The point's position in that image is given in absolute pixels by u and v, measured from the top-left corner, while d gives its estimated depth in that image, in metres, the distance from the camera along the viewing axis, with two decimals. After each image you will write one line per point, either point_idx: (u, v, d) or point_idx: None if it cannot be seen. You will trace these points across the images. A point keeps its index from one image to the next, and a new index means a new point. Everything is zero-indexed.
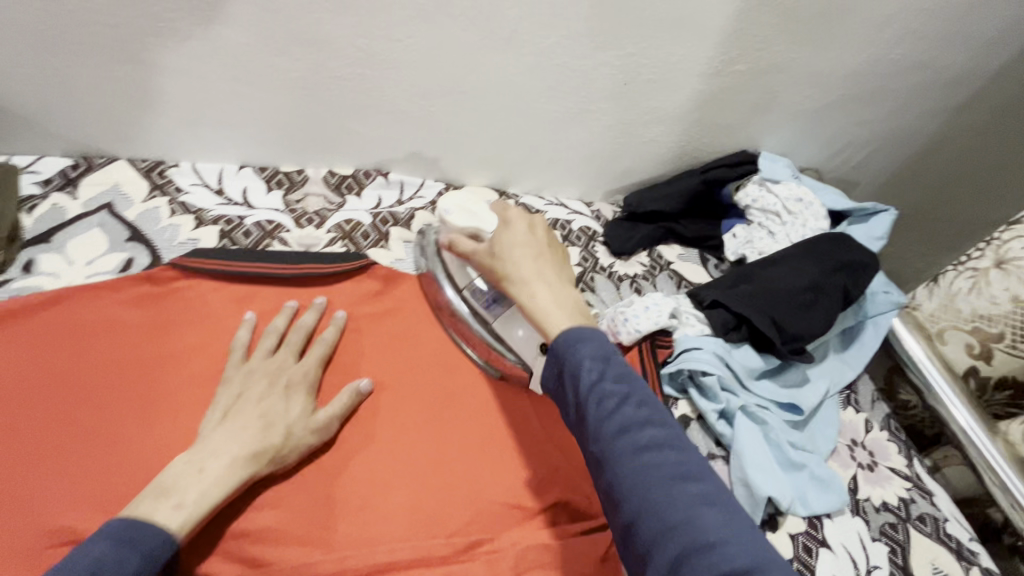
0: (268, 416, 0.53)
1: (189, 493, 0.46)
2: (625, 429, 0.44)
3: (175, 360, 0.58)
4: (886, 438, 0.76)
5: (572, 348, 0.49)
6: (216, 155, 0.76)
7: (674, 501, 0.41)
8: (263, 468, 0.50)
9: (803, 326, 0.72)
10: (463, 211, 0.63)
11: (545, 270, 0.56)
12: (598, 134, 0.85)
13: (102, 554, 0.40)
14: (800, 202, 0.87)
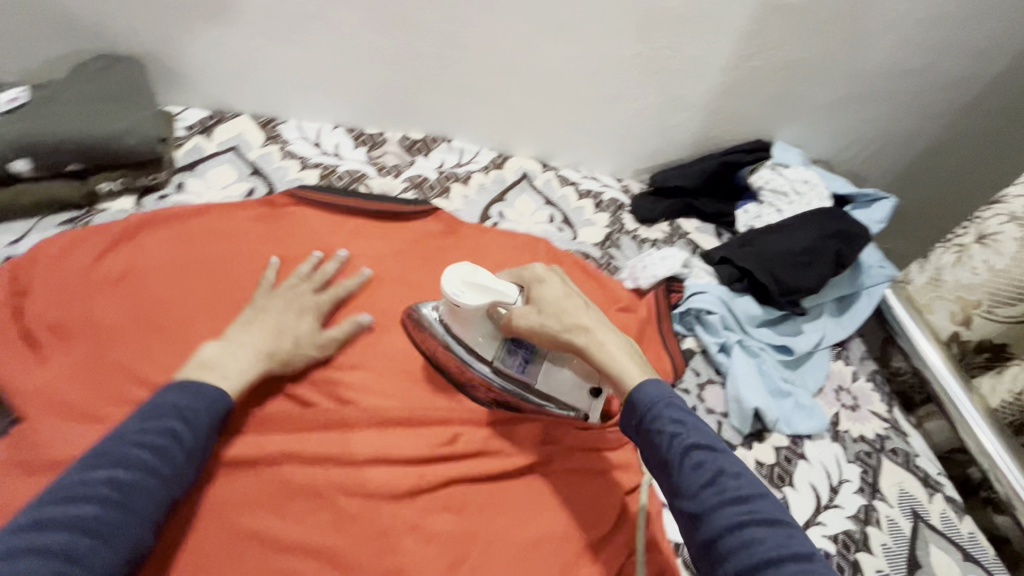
0: (281, 325, 0.64)
1: (230, 368, 0.57)
2: (728, 498, 0.47)
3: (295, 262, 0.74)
4: (870, 389, 0.87)
5: (654, 410, 0.52)
6: (317, 116, 0.94)
7: (777, 566, 0.43)
8: (275, 365, 0.61)
9: (798, 281, 0.84)
10: (473, 287, 0.60)
11: (598, 320, 0.60)
12: (631, 117, 1.00)
13: (179, 401, 0.52)
14: (807, 184, 0.99)
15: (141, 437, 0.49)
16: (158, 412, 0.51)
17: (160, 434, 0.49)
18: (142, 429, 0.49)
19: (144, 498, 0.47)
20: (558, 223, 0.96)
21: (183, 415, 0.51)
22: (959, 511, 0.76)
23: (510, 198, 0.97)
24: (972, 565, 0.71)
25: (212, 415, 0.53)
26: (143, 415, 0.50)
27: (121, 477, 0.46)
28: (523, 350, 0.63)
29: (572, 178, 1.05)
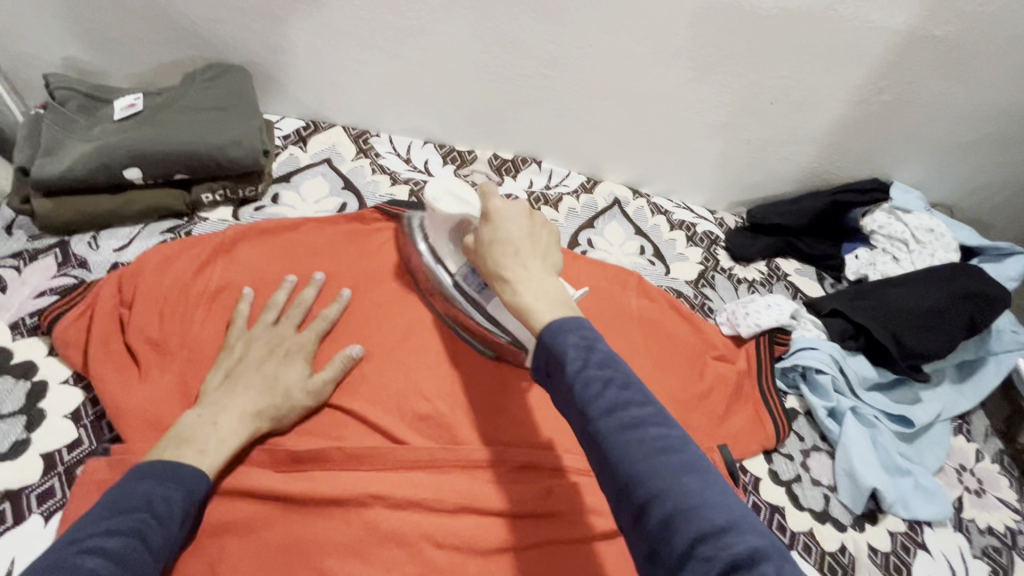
0: (265, 378, 0.57)
1: (209, 442, 0.51)
2: (616, 409, 0.40)
3: (388, 281, 0.72)
4: (998, 471, 0.77)
5: (556, 335, 0.44)
6: (409, 130, 0.93)
7: (658, 471, 0.37)
8: (263, 426, 0.56)
9: (922, 344, 0.76)
10: (452, 197, 0.62)
11: (529, 265, 0.52)
12: (736, 148, 0.93)
13: (148, 490, 0.45)
14: (931, 233, 0.90)
15: (101, 543, 0.41)
16: (121, 506, 0.44)
17: (126, 534, 0.42)
18: (102, 533, 0.42)
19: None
20: (649, 256, 0.90)
21: (153, 508, 0.45)
22: None
23: (600, 225, 0.92)
24: None
25: (185, 508, 0.47)
26: (105, 510, 0.43)
27: None
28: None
29: (663, 207, 0.99)
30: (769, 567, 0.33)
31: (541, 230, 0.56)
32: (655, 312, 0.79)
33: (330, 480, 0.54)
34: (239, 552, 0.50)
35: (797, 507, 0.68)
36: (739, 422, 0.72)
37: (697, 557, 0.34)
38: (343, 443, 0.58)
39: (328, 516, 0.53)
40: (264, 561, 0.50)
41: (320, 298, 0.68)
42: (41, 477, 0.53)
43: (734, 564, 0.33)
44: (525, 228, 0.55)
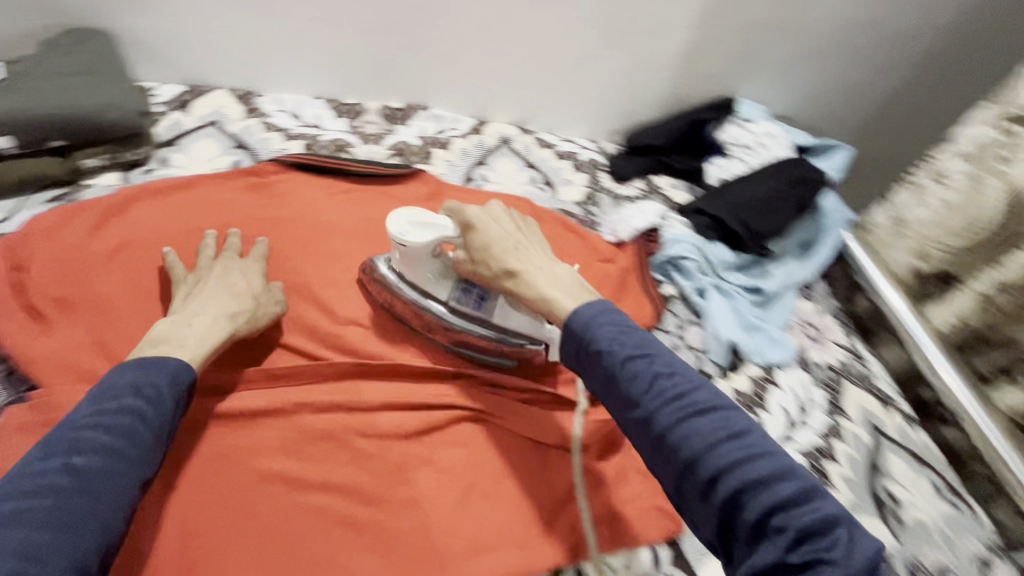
0: (232, 290, 0.63)
1: (188, 338, 0.56)
2: (669, 398, 0.47)
3: (293, 227, 0.76)
4: (834, 321, 0.95)
5: (589, 325, 0.52)
6: (296, 88, 0.95)
7: (722, 451, 0.44)
8: (240, 327, 0.61)
9: (766, 225, 0.91)
10: (417, 226, 0.63)
11: (536, 261, 0.60)
12: (604, 79, 1.03)
13: (135, 378, 0.50)
14: (769, 136, 1.06)
15: (100, 421, 0.47)
16: (113, 393, 0.49)
17: (123, 415, 0.48)
18: (99, 413, 0.47)
19: (113, 484, 0.45)
20: (539, 184, 1.00)
21: (142, 392, 0.50)
22: (912, 424, 0.84)
23: (492, 161, 1.00)
24: (923, 467, 0.79)
25: (175, 393, 0.52)
26: (96, 398, 0.48)
27: (87, 461, 0.44)
28: (477, 288, 0.65)
29: (549, 141, 1.08)
30: (841, 531, 0.40)
31: (522, 226, 0.64)
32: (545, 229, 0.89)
33: (252, 397, 0.60)
34: (175, 463, 0.55)
35: None
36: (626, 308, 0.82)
37: (772, 528, 0.41)
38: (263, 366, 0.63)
39: (256, 425, 0.59)
40: (199, 468, 0.55)
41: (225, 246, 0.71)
42: None
43: (807, 533, 0.40)
44: (512, 223, 0.63)
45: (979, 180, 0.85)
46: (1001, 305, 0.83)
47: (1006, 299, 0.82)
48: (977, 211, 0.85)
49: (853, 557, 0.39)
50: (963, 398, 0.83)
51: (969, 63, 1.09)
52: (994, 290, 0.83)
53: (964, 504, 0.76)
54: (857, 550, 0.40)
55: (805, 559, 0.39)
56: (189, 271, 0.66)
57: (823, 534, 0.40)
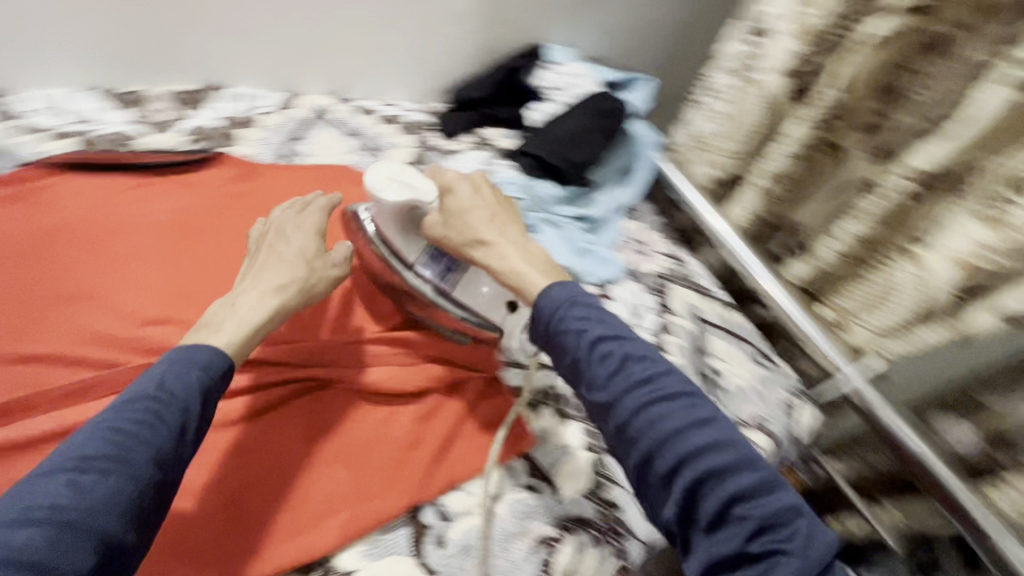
0: (287, 262, 0.66)
1: (226, 322, 0.59)
2: (635, 382, 0.50)
3: (75, 236, 0.70)
4: (658, 235, 1.05)
5: (558, 310, 0.54)
6: (62, 81, 0.87)
7: (688, 438, 0.47)
8: (286, 297, 0.63)
9: (581, 155, 0.97)
10: (395, 182, 0.62)
11: (510, 233, 0.63)
12: (409, 36, 1.03)
13: (168, 371, 0.51)
14: (578, 76, 1.13)
15: (125, 417, 0.48)
16: (144, 391, 0.50)
17: (142, 414, 0.48)
18: (126, 410, 0.48)
19: (113, 490, 0.44)
20: (361, 151, 0.98)
21: (163, 387, 0.50)
22: (728, 308, 0.95)
23: (308, 135, 0.97)
24: (739, 340, 0.90)
25: (202, 390, 0.52)
26: (125, 401, 0.49)
27: (98, 464, 0.44)
28: (445, 259, 0.65)
29: (370, 107, 1.07)
30: (797, 521, 0.45)
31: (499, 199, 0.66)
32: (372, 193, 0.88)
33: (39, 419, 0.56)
34: None
35: None
36: None
37: (733, 517, 0.45)
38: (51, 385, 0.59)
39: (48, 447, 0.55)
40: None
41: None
42: None
43: (765, 521, 0.45)
44: (494, 199, 0.65)
45: (743, 89, 0.93)
46: (773, 194, 0.94)
47: (778, 188, 0.93)
48: (746, 119, 0.93)
49: (809, 548, 0.44)
50: (759, 274, 0.97)
51: None
52: (770, 182, 0.94)
53: (772, 362, 0.89)
54: (812, 540, 0.45)
55: (762, 550, 0.44)
56: (257, 232, 0.70)
57: (781, 526, 0.45)
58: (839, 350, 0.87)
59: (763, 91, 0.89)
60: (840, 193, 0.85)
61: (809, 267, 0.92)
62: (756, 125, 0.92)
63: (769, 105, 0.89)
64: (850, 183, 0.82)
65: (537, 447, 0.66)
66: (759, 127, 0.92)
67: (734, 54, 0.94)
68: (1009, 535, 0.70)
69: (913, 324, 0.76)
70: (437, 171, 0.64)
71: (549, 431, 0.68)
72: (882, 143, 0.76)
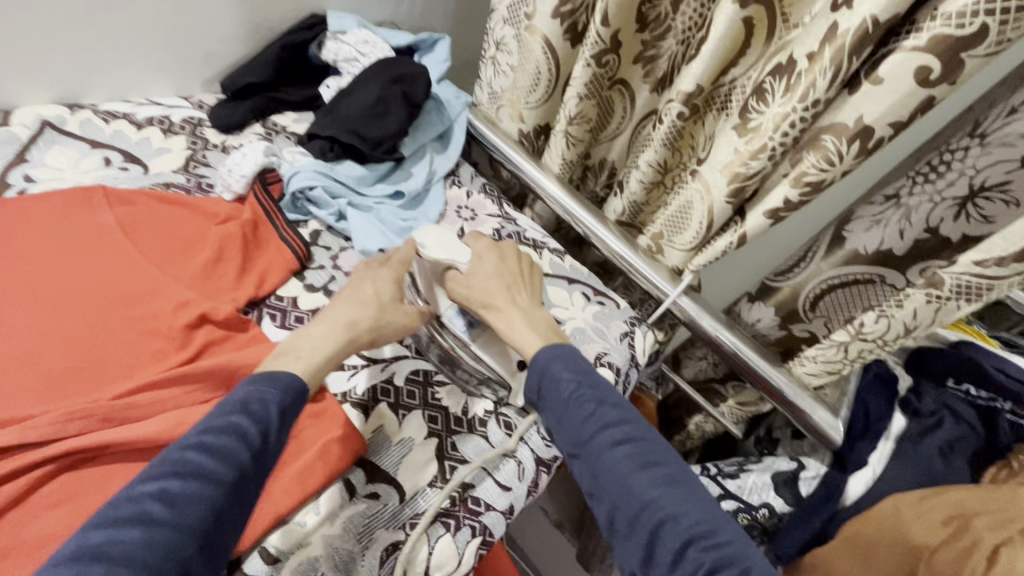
0: (366, 293, 0.64)
1: (303, 350, 0.57)
2: (604, 428, 0.54)
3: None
4: (483, 197, 1.01)
5: (545, 368, 0.60)
6: None
7: (647, 489, 0.50)
8: (357, 334, 0.60)
9: (381, 130, 0.90)
10: (438, 244, 0.70)
11: (520, 303, 0.67)
12: (146, 22, 0.87)
13: (255, 392, 0.50)
14: (367, 44, 1.02)
15: (199, 439, 0.46)
16: (226, 408, 0.49)
17: (223, 434, 0.46)
18: (205, 430, 0.46)
19: (204, 507, 0.42)
20: (116, 165, 0.83)
21: (248, 410, 0.48)
22: (560, 254, 0.97)
23: (36, 155, 0.80)
24: (576, 283, 0.93)
25: (281, 411, 0.50)
26: (210, 416, 0.48)
27: (184, 480, 0.43)
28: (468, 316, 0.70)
29: (121, 111, 0.89)
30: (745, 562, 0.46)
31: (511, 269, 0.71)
32: (138, 213, 0.73)
33: None
34: None
35: (313, 291, 0.77)
36: (260, 265, 0.76)
37: (688, 559, 0.47)
38: None
39: None
40: None
41: None
42: None
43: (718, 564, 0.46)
44: (514, 268, 0.72)
45: (522, 39, 0.89)
46: (575, 134, 0.93)
47: (575, 128, 0.92)
48: (533, 67, 0.90)
49: None
50: (580, 216, 0.97)
51: None
52: (567, 123, 0.91)
53: (608, 298, 0.93)
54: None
55: None
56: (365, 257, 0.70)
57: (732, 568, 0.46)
58: (663, 276, 0.90)
59: (539, 36, 0.86)
60: (638, 126, 0.92)
61: (625, 201, 0.95)
62: (538, 70, 0.91)
63: (550, 48, 0.87)
64: (641, 119, 0.90)
65: (375, 452, 0.62)
66: (551, 72, 0.91)
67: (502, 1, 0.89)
68: (818, 406, 0.79)
69: (714, 235, 0.81)
70: (469, 240, 0.73)
71: (387, 428, 0.64)
72: (658, 72, 0.84)
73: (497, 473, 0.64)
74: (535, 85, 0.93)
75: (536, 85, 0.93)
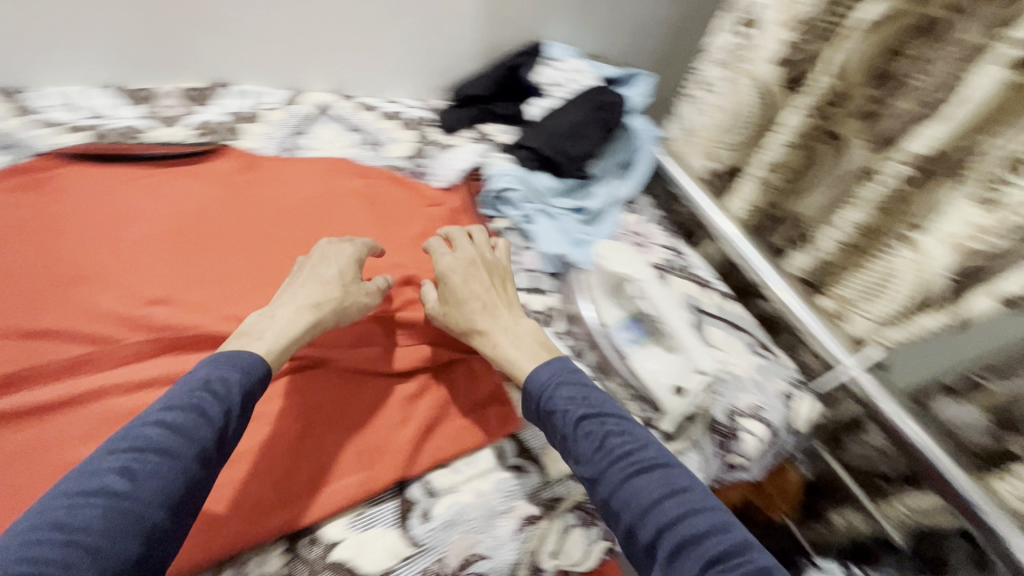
0: (327, 278, 0.66)
1: (267, 330, 0.59)
2: (616, 456, 0.52)
3: (85, 223, 0.71)
4: (656, 228, 1.04)
5: (546, 389, 0.59)
6: (75, 77, 0.91)
7: (665, 508, 0.48)
8: (325, 315, 0.63)
9: (579, 149, 0.98)
10: (614, 284, 0.81)
11: (495, 322, 0.67)
12: (411, 35, 1.06)
13: (214, 373, 0.51)
14: (577, 72, 1.13)
15: (165, 417, 0.47)
16: (190, 387, 0.50)
17: (185, 412, 0.47)
18: (168, 408, 0.47)
19: (164, 481, 0.43)
20: (363, 145, 1.01)
21: (212, 390, 0.50)
22: (726, 300, 0.95)
23: (311, 129, 1.00)
24: (737, 331, 0.90)
25: (242, 390, 0.52)
26: (171, 395, 0.49)
27: (146, 456, 0.44)
28: (635, 329, 0.77)
29: (372, 104, 1.10)
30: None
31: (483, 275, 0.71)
32: (374, 187, 0.89)
33: (36, 391, 0.56)
34: None
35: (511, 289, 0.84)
36: None
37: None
38: (50, 358, 0.59)
39: (39, 420, 0.55)
40: None
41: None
42: None
43: None
44: (488, 279, 0.71)
45: (736, 83, 0.93)
46: (773, 182, 0.94)
47: (775, 177, 0.93)
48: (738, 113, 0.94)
49: None
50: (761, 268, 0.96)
51: None
52: (767, 171, 0.93)
53: (771, 353, 0.89)
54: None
55: None
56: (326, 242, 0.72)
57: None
58: (841, 343, 0.86)
59: (755, 82, 0.90)
60: (841, 183, 0.83)
61: (811, 257, 0.90)
62: (744, 114, 0.94)
63: (765, 94, 0.90)
64: (850, 174, 0.81)
65: (527, 428, 0.67)
66: (758, 118, 0.93)
67: (722, 45, 0.95)
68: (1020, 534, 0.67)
69: (912, 311, 0.76)
70: (437, 251, 0.73)
71: None
72: (883, 131, 0.75)
73: None
74: (738, 128, 0.96)
75: (739, 129, 0.96)
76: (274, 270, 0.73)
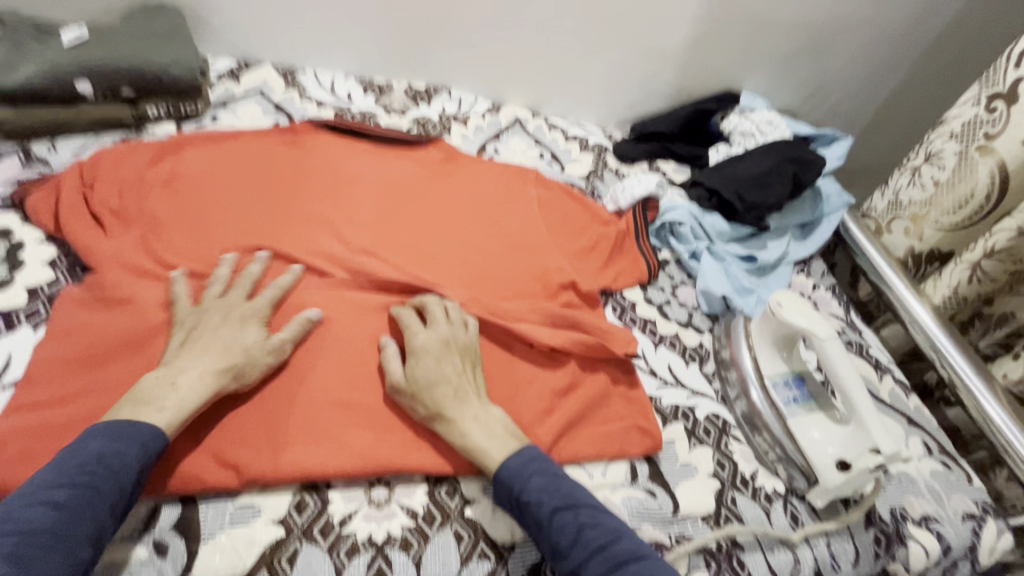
0: (226, 341, 0.59)
1: (170, 399, 0.54)
2: (597, 549, 0.52)
3: (323, 177, 0.83)
4: (830, 296, 0.96)
5: (520, 478, 0.56)
6: (330, 66, 1.09)
7: None
8: (229, 383, 0.57)
9: (761, 199, 0.95)
10: (781, 339, 0.72)
11: (466, 409, 0.60)
12: (611, 67, 1.13)
13: (105, 447, 0.49)
14: (770, 124, 1.10)
15: (54, 494, 0.46)
16: (81, 461, 0.48)
17: (75, 487, 0.47)
18: (55, 485, 0.47)
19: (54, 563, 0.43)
20: (546, 159, 1.08)
21: (105, 462, 0.48)
22: (905, 389, 0.84)
23: (505, 138, 1.10)
24: (914, 427, 0.78)
25: (140, 463, 0.50)
26: (58, 469, 0.48)
27: (36, 539, 0.43)
28: (794, 389, 0.70)
29: (560, 125, 1.16)
30: None
31: (460, 358, 0.63)
32: (552, 197, 0.94)
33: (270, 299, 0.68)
34: None
35: (666, 319, 0.84)
36: (619, 265, 0.88)
37: None
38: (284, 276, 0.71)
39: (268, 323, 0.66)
40: None
41: (256, 178, 0.80)
42: (27, 302, 0.65)
43: None
44: (461, 363, 0.63)
45: (966, 157, 0.84)
46: (986, 270, 0.82)
47: (991, 264, 0.81)
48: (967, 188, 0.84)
49: None
50: (959, 367, 0.80)
51: (950, 60, 1.18)
52: (983, 256, 0.82)
53: (954, 462, 0.76)
54: None
55: None
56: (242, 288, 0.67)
57: None
58: None
59: (993, 158, 0.81)
60: None
61: None
62: (970, 193, 0.84)
63: (1001, 175, 0.80)
64: None
65: (662, 455, 0.67)
66: (985, 201, 0.83)
67: (959, 116, 0.86)
68: None
69: None
70: (409, 327, 0.65)
71: (678, 447, 0.68)
72: None
73: (771, 557, 0.62)
74: (957, 209, 0.86)
75: (959, 210, 0.86)
76: (457, 253, 0.80)
